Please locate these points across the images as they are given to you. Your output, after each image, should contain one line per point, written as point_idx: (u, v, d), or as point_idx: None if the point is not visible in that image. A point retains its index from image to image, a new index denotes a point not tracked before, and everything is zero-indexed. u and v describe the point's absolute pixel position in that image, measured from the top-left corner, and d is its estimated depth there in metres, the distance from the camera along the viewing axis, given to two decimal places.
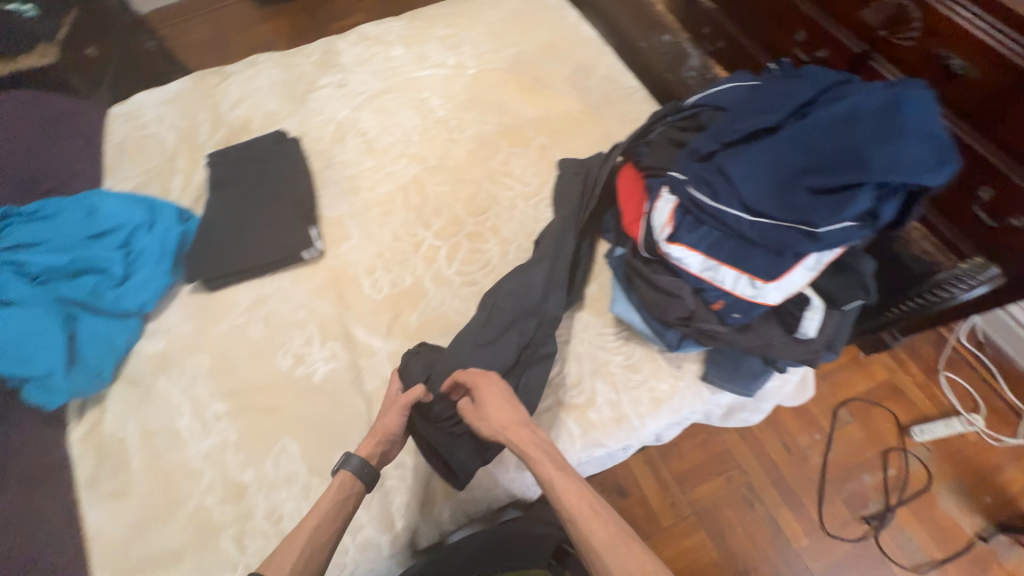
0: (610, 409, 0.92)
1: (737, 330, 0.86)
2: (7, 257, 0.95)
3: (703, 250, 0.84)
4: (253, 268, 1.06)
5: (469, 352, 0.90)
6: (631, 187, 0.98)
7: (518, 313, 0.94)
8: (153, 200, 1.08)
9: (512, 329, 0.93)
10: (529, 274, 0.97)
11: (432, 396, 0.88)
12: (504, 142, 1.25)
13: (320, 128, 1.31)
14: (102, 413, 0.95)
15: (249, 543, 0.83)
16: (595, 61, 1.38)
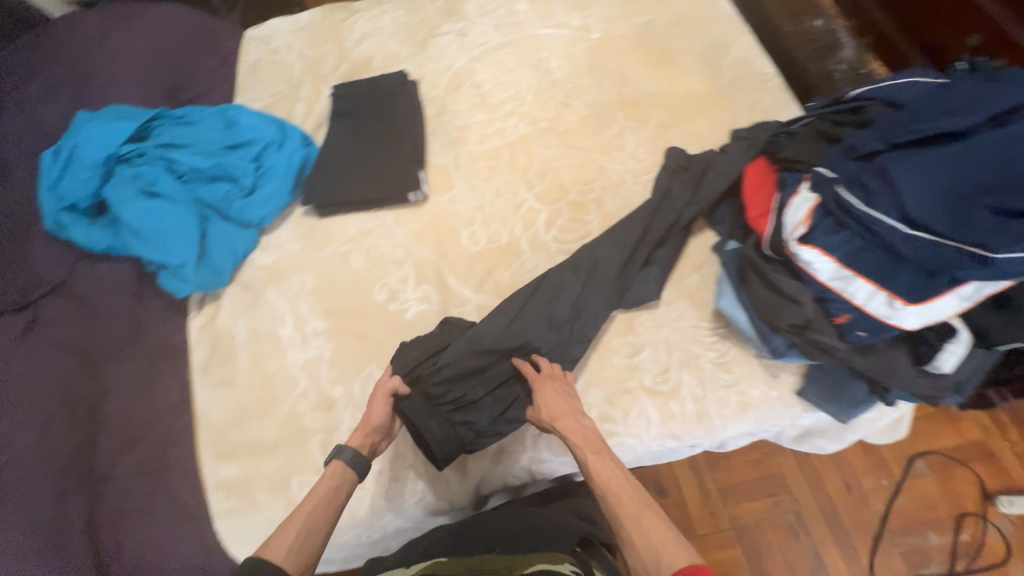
0: (693, 403, 0.89)
1: (856, 349, 0.80)
2: (160, 153, 1.05)
3: (839, 258, 0.77)
4: (362, 201, 1.10)
5: (559, 316, 0.92)
6: (759, 179, 0.93)
7: (565, 319, 0.92)
8: (283, 122, 1.14)
9: (552, 332, 0.92)
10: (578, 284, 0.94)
11: (518, 353, 0.90)
12: (619, 114, 1.20)
13: (436, 75, 1.31)
14: (217, 309, 1.04)
15: None
16: (732, 41, 1.27)
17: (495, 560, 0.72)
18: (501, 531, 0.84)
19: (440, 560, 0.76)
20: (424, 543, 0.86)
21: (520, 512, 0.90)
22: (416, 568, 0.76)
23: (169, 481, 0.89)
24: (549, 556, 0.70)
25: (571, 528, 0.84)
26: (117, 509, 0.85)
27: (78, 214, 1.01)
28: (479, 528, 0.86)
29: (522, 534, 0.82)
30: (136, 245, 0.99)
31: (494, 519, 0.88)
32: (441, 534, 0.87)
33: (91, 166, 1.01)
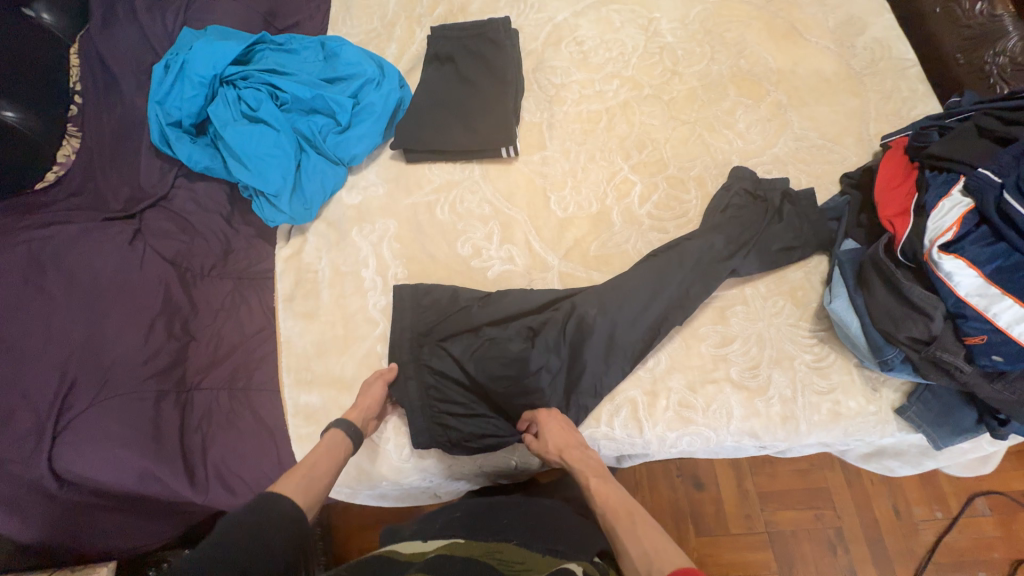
0: (781, 405, 0.85)
1: (984, 375, 0.73)
2: (263, 79, 1.04)
3: (987, 273, 0.71)
4: (453, 151, 1.07)
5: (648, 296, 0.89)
6: (898, 174, 0.85)
7: (565, 358, 0.88)
8: (382, 60, 1.11)
9: (548, 370, 0.86)
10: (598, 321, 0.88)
11: (603, 328, 0.88)
12: (733, 89, 1.10)
13: (535, 27, 1.21)
14: (303, 243, 1.05)
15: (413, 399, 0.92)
16: (873, 18, 1.13)
17: (511, 554, 0.72)
18: (520, 522, 0.81)
19: (458, 541, 0.74)
20: (442, 518, 0.83)
21: (541, 507, 0.86)
22: (433, 543, 0.75)
23: (253, 399, 0.95)
24: (566, 561, 0.70)
25: (588, 537, 0.80)
26: (205, 416, 0.91)
27: (182, 131, 1.03)
28: (498, 513, 0.83)
29: (541, 530, 0.79)
30: (235, 168, 1.00)
31: (516, 510, 0.84)
32: (456, 513, 0.84)
33: (199, 84, 1.01)
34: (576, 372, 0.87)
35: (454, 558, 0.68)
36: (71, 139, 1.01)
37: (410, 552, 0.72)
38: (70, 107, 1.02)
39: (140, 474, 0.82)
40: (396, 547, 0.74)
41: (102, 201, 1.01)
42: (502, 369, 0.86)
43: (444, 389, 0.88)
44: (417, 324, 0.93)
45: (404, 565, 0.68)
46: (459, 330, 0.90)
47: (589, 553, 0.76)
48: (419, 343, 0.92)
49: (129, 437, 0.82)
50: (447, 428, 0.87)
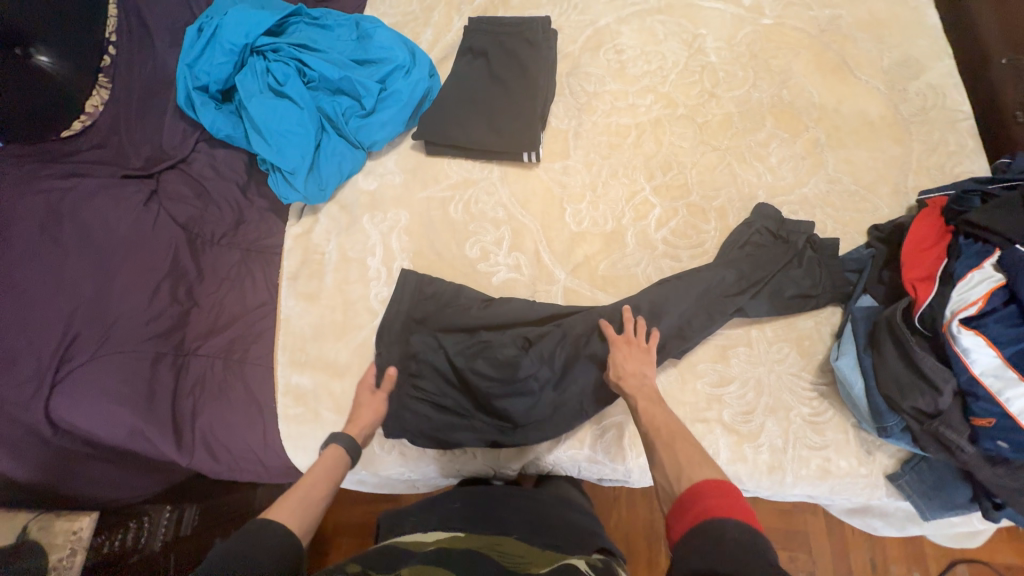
0: (769, 454, 0.83)
1: (984, 458, 0.71)
2: (293, 53, 1.03)
3: (1006, 354, 0.68)
4: (474, 150, 1.05)
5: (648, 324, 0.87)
6: (930, 235, 0.81)
7: (553, 375, 0.86)
8: (415, 47, 1.09)
9: (533, 383, 0.85)
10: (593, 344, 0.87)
11: (590, 343, 0.87)
12: (770, 120, 1.06)
13: (575, 29, 1.17)
14: (314, 223, 1.05)
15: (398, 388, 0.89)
16: (930, 62, 1.07)
17: (513, 548, 0.69)
18: (519, 519, 0.78)
19: (457, 535, 0.71)
20: (439, 511, 0.80)
21: (538, 502, 0.84)
22: (433, 536, 0.71)
23: (247, 372, 0.95)
24: (569, 556, 0.67)
25: (588, 534, 0.78)
26: (198, 382, 0.92)
27: (207, 97, 1.03)
28: (498, 507, 0.81)
29: (541, 528, 0.76)
30: (254, 140, 1.00)
31: (514, 503, 0.82)
32: (457, 503, 0.81)
33: (229, 52, 1.01)
34: (560, 389, 0.87)
35: (456, 551, 0.65)
36: (101, 89, 1.02)
37: (411, 542, 0.69)
38: (104, 57, 1.03)
39: (131, 430, 0.84)
40: (397, 539, 0.70)
41: (122, 156, 1.01)
42: (487, 373, 0.85)
43: (425, 380, 0.88)
44: (411, 309, 0.93)
45: (406, 555, 0.64)
46: (452, 326, 0.90)
47: (590, 548, 0.73)
48: (410, 330, 0.92)
49: (125, 394, 0.84)
50: (420, 420, 0.87)
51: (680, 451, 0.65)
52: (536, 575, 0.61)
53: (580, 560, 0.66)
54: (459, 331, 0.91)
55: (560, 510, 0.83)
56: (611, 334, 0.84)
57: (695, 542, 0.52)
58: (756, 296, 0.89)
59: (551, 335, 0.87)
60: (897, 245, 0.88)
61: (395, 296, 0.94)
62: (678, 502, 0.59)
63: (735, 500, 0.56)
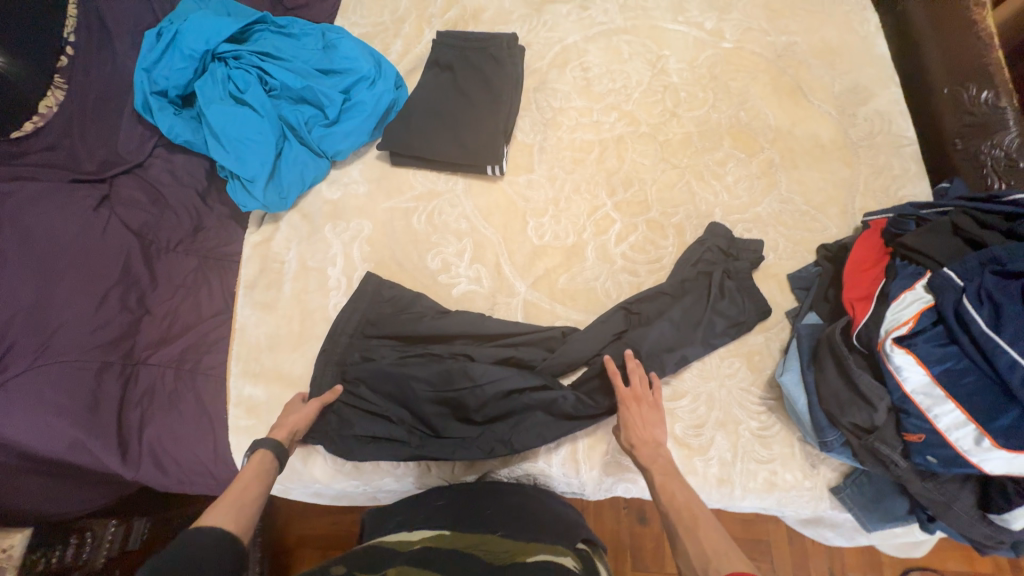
0: (719, 467, 0.85)
1: (916, 472, 0.73)
2: (256, 61, 1.03)
3: (934, 373, 0.71)
4: (438, 162, 1.06)
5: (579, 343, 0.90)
6: (870, 257, 0.84)
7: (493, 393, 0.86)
8: (381, 58, 1.10)
9: (471, 398, 0.85)
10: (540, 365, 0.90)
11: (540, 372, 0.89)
12: (728, 140, 1.09)
13: (544, 45, 1.19)
14: (274, 231, 1.04)
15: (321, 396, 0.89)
16: (878, 90, 1.12)
17: (495, 544, 0.67)
18: (504, 514, 0.77)
19: (442, 533, 0.70)
20: (422, 510, 0.78)
21: (524, 495, 0.83)
22: (417, 535, 0.70)
23: (198, 383, 0.95)
24: (553, 549, 0.66)
25: (574, 525, 0.77)
26: (147, 393, 0.89)
27: (166, 102, 1.02)
28: (483, 501, 0.79)
29: (527, 521, 0.75)
30: (213, 148, 0.99)
31: (499, 497, 0.81)
32: (440, 500, 0.80)
33: (189, 58, 1.00)
34: (499, 410, 0.86)
35: (440, 550, 0.64)
36: (56, 90, 0.98)
37: (396, 542, 0.67)
38: (61, 57, 0.99)
39: (70, 442, 0.81)
40: (384, 539, 0.69)
41: (73, 158, 0.98)
42: (425, 385, 0.86)
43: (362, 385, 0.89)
44: (361, 312, 0.94)
45: (390, 555, 0.63)
46: (401, 336, 0.92)
47: (574, 540, 0.73)
48: (360, 334, 0.94)
49: (64, 406, 0.81)
50: (348, 428, 0.87)
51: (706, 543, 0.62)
52: (521, 566, 0.60)
53: (564, 556, 0.66)
54: (409, 341, 0.93)
55: (540, 500, 0.83)
56: (622, 389, 0.83)
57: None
58: (708, 312, 0.91)
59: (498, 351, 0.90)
60: (842, 264, 0.92)
61: (354, 297, 0.95)
62: None
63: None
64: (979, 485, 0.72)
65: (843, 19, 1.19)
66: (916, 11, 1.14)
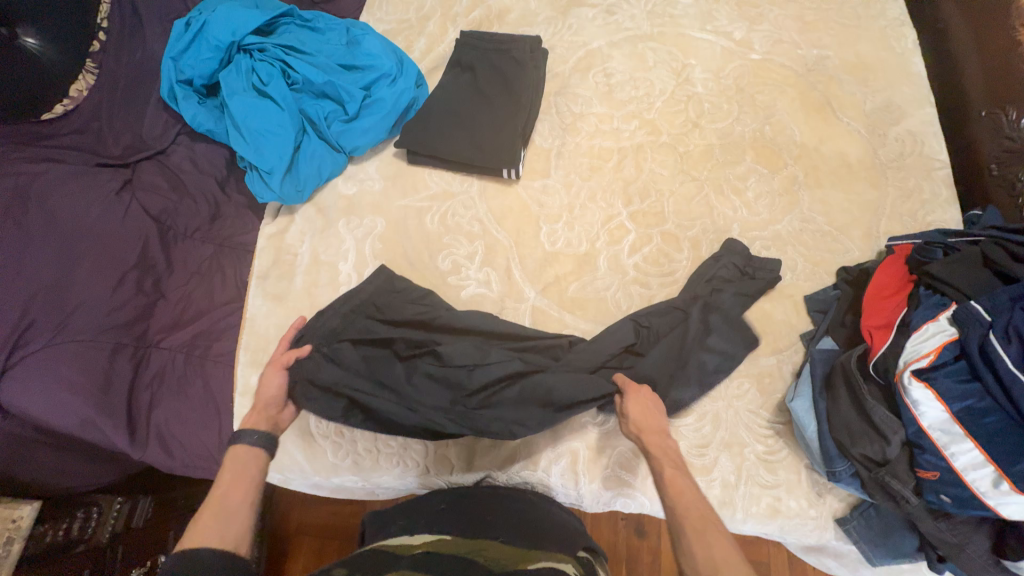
0: (721, 489, 0.83)
1: (928, 510, 0.71)
2: (280, 54, 1.04)
3: (955, 410, 0.68)
4: (454, 162, 1.06)
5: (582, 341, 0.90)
6: (893, 284, 0.81)
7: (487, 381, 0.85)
8: (404, 56, 1.10)
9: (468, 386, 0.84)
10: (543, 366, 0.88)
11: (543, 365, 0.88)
12: (751, 154, 1.07)
13: (567, 49, 1.18)
14: (289, 223, 1.05)
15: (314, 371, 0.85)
16: (912, 110, 1.09)
17: (498, 551, 0.66)
18: (506, 521, 0.75)
19: (443, 538, 0.67)
20: (422, 513, 0.76)
21: (522, 503, 0.81)
22: (418, 540, 0.67)
23: (207, 370, 0.95)
24: (555, 556, 0.65)
25: (575, 534, 0.76)
26: (157, 376, 0.91)
27: (191, 91, 1.03)
28: (484, 509, 0.77)
29: (528, 528, 0.74)
30: (234, 138, 1.00)
31: (500, 505, 0.80)
32: (440, 505, 0.78)
33: (215, 48, 1.01)
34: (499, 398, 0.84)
35: (441, 555, 0.61)
36: (87, 75, 1.02)
37: (396, 546, 0.65)
38: (93, 42, 1.03)
39: (82, 420, 0.82)
40: (384, 544, 0.67)
41: (99, 143, 1.01)
42: (425, 368, 0.86)
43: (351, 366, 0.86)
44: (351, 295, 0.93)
45: (390, 559, 0.60)
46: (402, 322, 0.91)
47: (575, 548, 0.71)
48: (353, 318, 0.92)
49: (77, 384, 0.82)
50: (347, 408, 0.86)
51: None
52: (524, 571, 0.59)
53: (566, 564, 0.64)
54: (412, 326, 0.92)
55: (541, 509, 0.81)
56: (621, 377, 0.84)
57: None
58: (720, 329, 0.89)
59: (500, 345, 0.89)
60: (862, 289, 0.89)
61: (361, 284, 0.95)
62: None
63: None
64: (994, 527, 0.69)
65: (879, 35, 1.16)
66: (957, 30, 1.09)
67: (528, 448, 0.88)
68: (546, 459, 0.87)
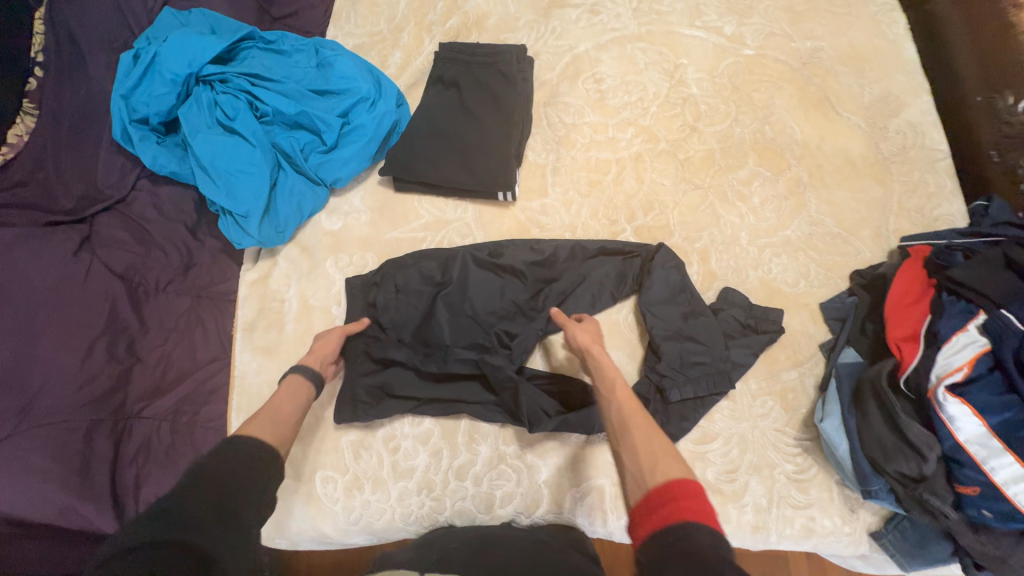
0: (754, 513, 0.81)
1: (968, 524, 0.70)
2: (245, 84, 0.96)
3: (992, 423, 0.67)
4: (446, 188, 0.99)
5: (596, 294, 0.92)
6: (913, 291, 0.79)
7: (496, 288, 0.91)
8: (380, 75, 1.02)
9: (469, 292, 0.90)
10: (554, 292, 0.92)
11: (569, 282, 0.92)
12: (752, 156, 1.03)
13: (553, 55, 1.11)
14: (272, 267, 0.98)
15: (349, 271, 0.96)
16: (909, 99, 1.06)
17: None
18: (519, 555, 0.69)
19: None
20: (434, 549, 0.72)
21: (539, 544, 0.74)
22: None
23: (197, 437, 0.88)
24: None
25: None
26: (142, 448, 0.83)
27: (147, 130, 0.94)
28: (493, 547, 0.72)
29: (539, 566, 0.67)
30: (201, 180, 0.92)
31: (508, 542, 0.74)
32: (453, 543, 0.74)
33: (171, 82, 0.92)
34: (544, 282, 0.93)
35: None
36: (26, 117, 0.90)
37: None
38: (28, 79, 0.91)
39: (61, 509, 0.75)
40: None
41: (49, 197, 0.90)
42: (453, 277, 0.90)
43: (393, 308, 0.90)
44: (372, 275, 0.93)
45: None
46: (420, 268, 0.91)
47: None
48: (377, 284, 0.92)
49: (53, 472, 0.74)
50: (400, 284, 0.91)
51: (637, 439, 0.66)
52: None
53: None
54: (437, 278, 0.91)
55: (555, 547, 0.73)
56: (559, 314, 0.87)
57: (669, 560, 0.50)
58: (718, 383, 0.84)
59: (522, 258, 0.93)
60: (879, 295, 0.87)
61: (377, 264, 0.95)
62: (650, 498, 0.58)
63: (713, 509, 0.56)
64: None
65: (869, 22, 1.12)
66: (947, 12, 1.07)
67: (552, 490, 0.83)
68: (574, 501, 0.83)
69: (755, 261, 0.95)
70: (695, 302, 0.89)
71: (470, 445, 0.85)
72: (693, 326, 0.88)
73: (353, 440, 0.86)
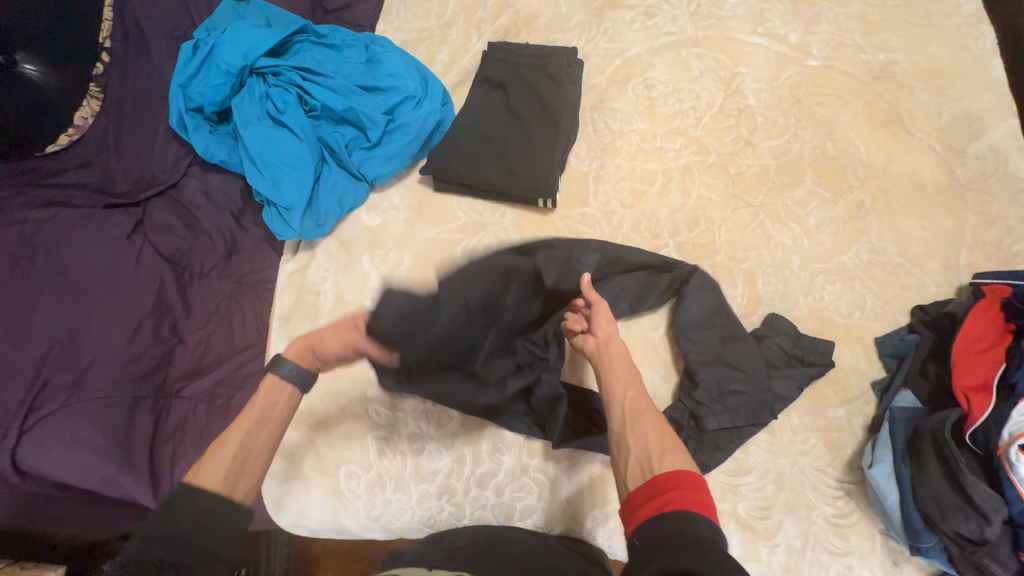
0: (787, 556, 0.76)
1: None
2: (296, 77, 0.97)
3: None
4: (486, 190, 0.98)
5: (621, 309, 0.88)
6: (986, 337, 0.74)
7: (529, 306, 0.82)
8: (427, 72, 1.02)
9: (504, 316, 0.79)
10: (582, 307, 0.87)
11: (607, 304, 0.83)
12: (810, 174, 0.97)
13: (604, 58, 1.07)
14: (310, 259, 0.99)
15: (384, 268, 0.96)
16: (993, 121, 0.97)
17: None
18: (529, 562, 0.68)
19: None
20: (444, 547, 0.72)
21: (549, 551, 0.73)
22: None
23: (231, 419, 0.90)
24: None
25: None
26: (179, 427, 0.85)
27: (202, 119, 0.97)
28: (502, 549, 0.72)
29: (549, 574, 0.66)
30: (249, 172, 0.94)
31: (516, 546, 0.73)
32: (462, 542, 0.74)
33: (227, 73, 0.95)
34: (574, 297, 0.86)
35: None
36: (92, 99, 0.94)
37: None
38: (95, 64, 0.94)
39: (103, 479, 0.77)
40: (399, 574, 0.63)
41: (108, 178, 0.94)
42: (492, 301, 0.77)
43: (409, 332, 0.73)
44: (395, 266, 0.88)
45: None
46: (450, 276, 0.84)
47: None
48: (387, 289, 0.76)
49: (98, 444, 0.77)
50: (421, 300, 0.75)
51: (651, 433, 0.69)
52: None
53: None
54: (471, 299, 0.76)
55: (566, 557, 0.72)
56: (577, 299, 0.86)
57: (663, 544, 0.52)
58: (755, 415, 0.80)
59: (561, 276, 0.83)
60: (944, 335, 0.81)
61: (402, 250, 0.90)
62: (656, 483, 0.61)
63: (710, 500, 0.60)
64: None
65: (953, 35, 1.03)
66: None
67: (573, 508, 0.82)
68: (595, 522, 0.81)
69: (805, 287, 0.90)
70: (738, 326, 0.85)
71: (493, 454, 0.84)
72: (734, 352, 0.84)
73: (378, 439, 0.86)
